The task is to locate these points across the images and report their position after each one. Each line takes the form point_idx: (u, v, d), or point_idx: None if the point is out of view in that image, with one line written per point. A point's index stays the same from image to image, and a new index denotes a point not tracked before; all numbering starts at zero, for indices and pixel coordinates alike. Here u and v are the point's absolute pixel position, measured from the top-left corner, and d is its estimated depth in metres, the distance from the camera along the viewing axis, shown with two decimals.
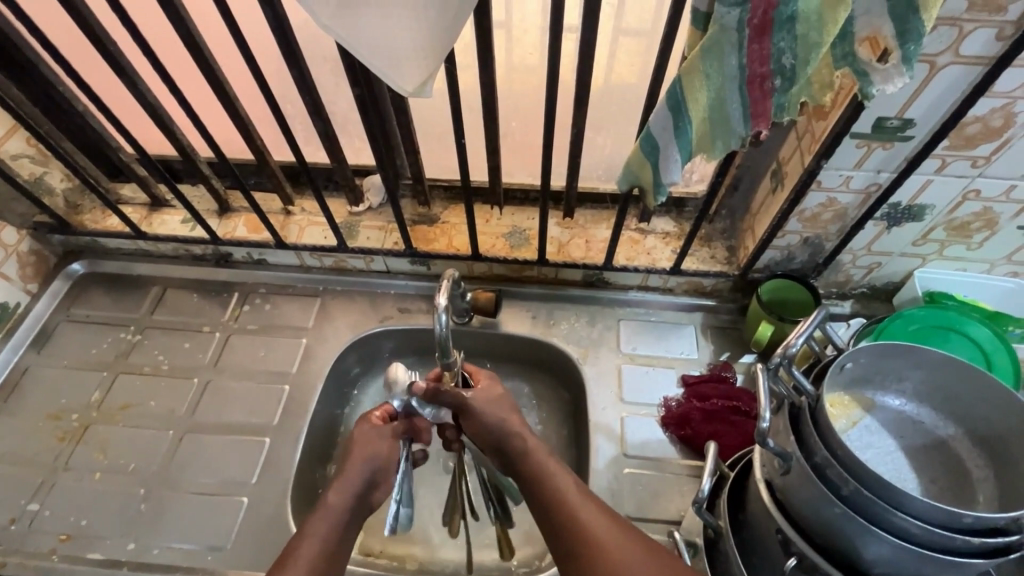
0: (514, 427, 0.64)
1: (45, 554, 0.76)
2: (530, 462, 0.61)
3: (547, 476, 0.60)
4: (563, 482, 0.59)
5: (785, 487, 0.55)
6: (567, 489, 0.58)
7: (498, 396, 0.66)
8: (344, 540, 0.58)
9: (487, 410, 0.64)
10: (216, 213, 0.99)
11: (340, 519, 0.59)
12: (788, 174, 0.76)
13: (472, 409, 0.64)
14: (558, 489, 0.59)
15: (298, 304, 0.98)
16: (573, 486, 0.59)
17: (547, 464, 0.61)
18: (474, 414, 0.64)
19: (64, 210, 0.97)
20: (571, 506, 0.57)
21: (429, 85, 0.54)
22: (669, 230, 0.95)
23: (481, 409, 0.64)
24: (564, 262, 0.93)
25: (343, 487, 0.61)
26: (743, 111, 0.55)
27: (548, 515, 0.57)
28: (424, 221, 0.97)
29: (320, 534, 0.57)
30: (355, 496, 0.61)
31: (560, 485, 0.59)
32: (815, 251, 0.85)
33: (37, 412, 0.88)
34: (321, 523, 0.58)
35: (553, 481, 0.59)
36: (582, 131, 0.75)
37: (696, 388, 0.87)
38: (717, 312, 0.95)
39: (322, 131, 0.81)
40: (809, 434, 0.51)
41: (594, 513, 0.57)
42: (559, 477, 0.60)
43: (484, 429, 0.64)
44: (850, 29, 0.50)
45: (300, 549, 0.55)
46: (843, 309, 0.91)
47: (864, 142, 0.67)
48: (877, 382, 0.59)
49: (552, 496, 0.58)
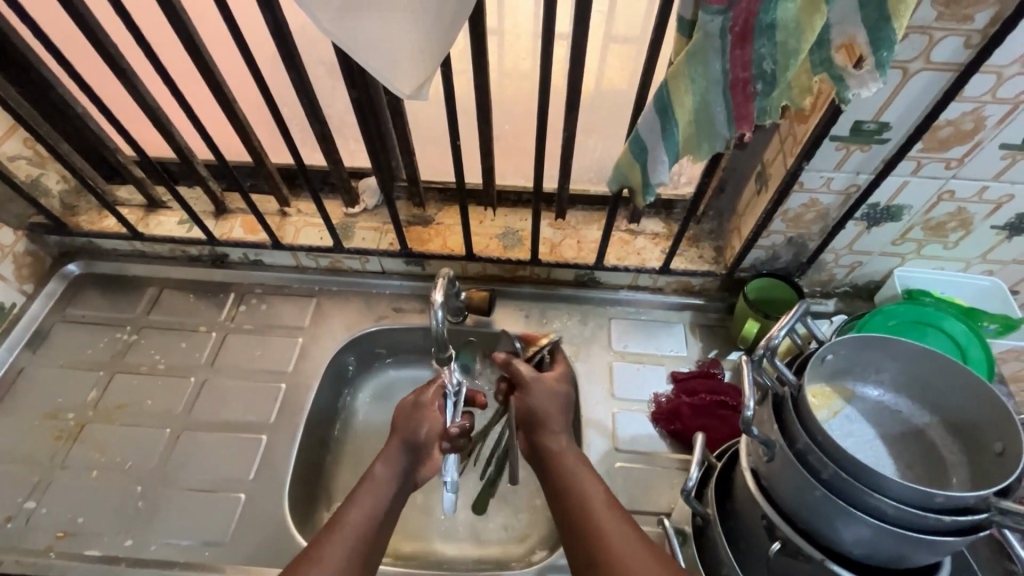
0: (553, 418, 0.70)
1: (42, 551, 0.76)
2: (560, 462, 0.66)
3: (576, 479, 0.63)
4: (588, 485, 0.63)
5: (770, 475, 0.57)
6: (590, 493, 0.62)
7: (556, 383, 0.73)
8: (390, 513, 0.62)
9: (540, 393, 0.71)
10: (213, 214, 1.00)
11: (388, 489, 0.63)
12: (772, 175, 0.79)
13: (528, 387, 0.71)
14: (581, 489, 0.62)
15: (293, 304, 0.99)
16: (594, 487, 0.63)
17: (575, 470, 0.65)
18: (523, 390, 0.71)
19: (60, 212, 0.98)
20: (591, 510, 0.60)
21: (426, 89, 0.56)
22: (658, 231, 0.97)
23: (535, 389, 0.71)
24: (557, 262, 0.95)
25: (390, 460, 0.65)
26: (727, 114, 0.58)
27: (567, 513, 0.61)
28: (419, 222, 0.99)
29: (369, 504, 0.61)
30: (401, 471, 0.65)
31: (582, 487, 0.62)
32: (799, 250, 0.87)
33: (32, 411, 0.89)
34: (370, 491, 0.63)
35: (577, 481, 0.63)
36: (573, 133, 0.78)
37: (686, 384, 0.89)
38: (706, 311, 0.97)
39: (320, 132, 0.83)
40: (792, 422, 0.54)
41: (611, 516, 0.59)
42: (584, 481, 0.63)
43: (528, 407, 0.70)
44: (827, 36, 0.53)
45: (348, 516, 0.59)
46: (826, 307, 0.94)
47: (843, 144, 0.70)
48: (856, 373, 0.61)
49: (573, 497, 0.62)
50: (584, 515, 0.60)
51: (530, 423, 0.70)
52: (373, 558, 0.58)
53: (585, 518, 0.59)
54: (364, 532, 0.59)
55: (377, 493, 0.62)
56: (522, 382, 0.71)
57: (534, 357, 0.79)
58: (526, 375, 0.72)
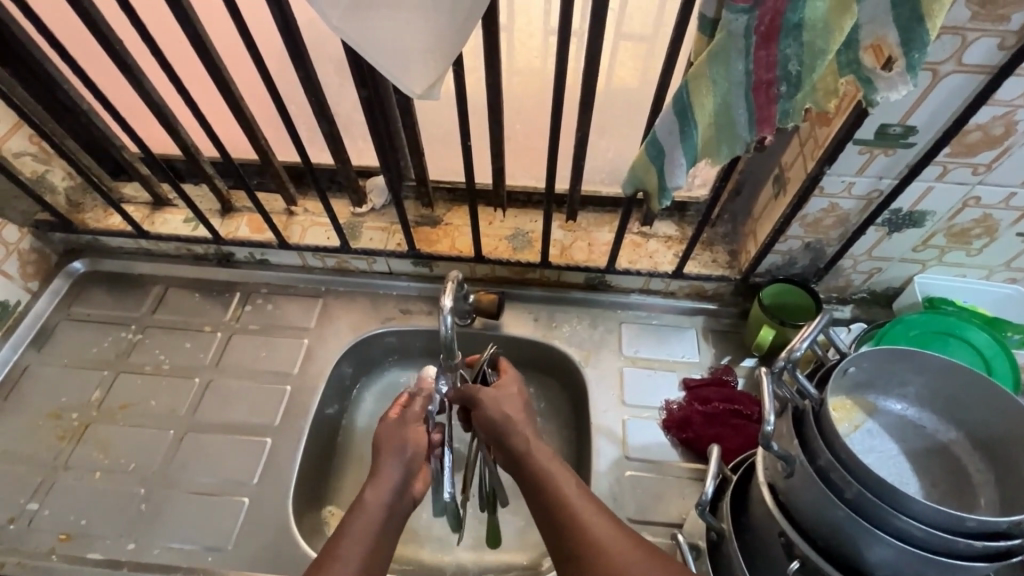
0: (516, 425, 0.64)
1: (44, 553, 0.76)
2: (532, 463, 0.61)
3: (551, 480, 0.59)
4: (566, 486, 0.59)
5: (788, 490, 0.55)
6: (571, 496, 0.58)
7: (510, 394, 0.68)
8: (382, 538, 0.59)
9: (495, 403, 0.66)
10: (219, 213, 0.99)
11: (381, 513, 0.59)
12: (791, 179, 0.77)
13: (482, 404, 0.66)
14: (558, 490, 0.58)
15: (299, 304, 0.98)
16: (574, 488, 0.59)
17: (560, 467, 0.61)
18: (480, 407, 0.66)
19: (66, 209, 0.97)
20: (574, 515, 0.56)
21: (437, 88, 0.54)
22: (671, 234, 0.95)
23: (489, 402, 0.66)
24: (567, 265, 0.93)
25: (379, 485, 0.61)
26: (749, 117, 0.56)
27: (547, 516, 0.57)
28: (427, 223, 0.97)
29: (358, 533, 0.57)
30: (389, 491, 0.61)
31: (558, 486, 0.58)
32: (816, 256, 0.85)
33: (37, 410, 0.88)
34: (360, 519, 0.58)
35: (553, 480, 0.59)
36: (586, 134, 0.76)
37: (698, 392, 0.87)
38: (719, 316, 0.95)
39: (327, 131, 0.82)
40: (813, 437, 0.52)
41: (601, 523, 0.56)
42: (563, 483, 0.59)
43: (488, 421, 0.65)
44: (856, 37, 0.51)
45: (341, 548, 0.56)
46: (844, 314, 0.92)
47: (867, 148, 0.68)
48: (879, 387, 0.59)
49: (550, 498, 0.58)
50: (568, 520, 0.56)
51: (495, 438, 0.64)
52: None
53: (569, 523, 0.56)
54: (363, 563, 0.56)
55: (369, 519, 0.59)
56: (475, 398, 0.66)
57: (478, 375, 0.71)
58: (477, 390, 0.67)
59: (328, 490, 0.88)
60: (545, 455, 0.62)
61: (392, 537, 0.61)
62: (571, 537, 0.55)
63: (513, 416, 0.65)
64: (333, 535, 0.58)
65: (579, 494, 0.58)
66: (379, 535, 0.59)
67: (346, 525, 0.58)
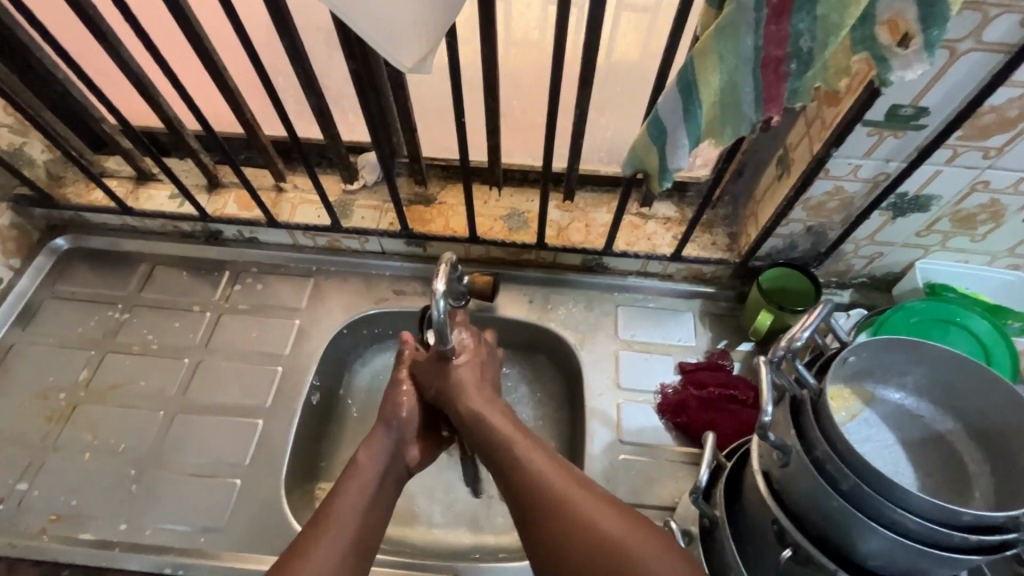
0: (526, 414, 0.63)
1: (34, 534, 0.74)
2: (503, 443, 0.62)
3: (518, 459, 0.60)
4: (553, 479, 0.57)
5: (783, 479, 0.55)
6: (559, 489, 0.56)
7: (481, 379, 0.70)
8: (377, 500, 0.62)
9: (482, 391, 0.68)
10: (205, 189, 0.97)
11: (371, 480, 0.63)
12: (795, 161, 0.75)
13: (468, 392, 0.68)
14: (527, 469, 0.59)
15: (290, 284, 0.96)
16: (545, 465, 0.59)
17: (518, 447, 0.61)
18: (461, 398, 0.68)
19: (46, 182, 0.95)
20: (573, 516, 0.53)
21: (429, 62, 0.51)
22: (671, 216, 0.93)
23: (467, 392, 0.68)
24: (564, 246, 0.92)
25: (370, 450, 0.67)
26: (755, 95, 0.54)
27: (524, 507, 0.56)
28: (420, 201, 0.95)
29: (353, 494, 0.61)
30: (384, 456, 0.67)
31: (532, 470, 0.58)
32: (818, 240, 0.84)
33: (24, 390, 0.86)
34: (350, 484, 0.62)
35: (522, 461, 0.59)
36: (586, 111, 0.73)
37: (693, 376, 0.86)
38: (717, 299, 0.94)
39: (316, 106, 0.79)
40: (810, 427, 0.51)
41: (611, 517, 0.53)
42: (543, 471, 0.58)
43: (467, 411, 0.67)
44: (872, 11, 0.49)
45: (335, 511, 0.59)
46: (842, 298, 0.91)
47: (876, 130, 0.65)
48: (877, 376, 0.59)
49: (525, 488, 0.57)
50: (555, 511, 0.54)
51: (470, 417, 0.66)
52: (366, 556, 0.58)
53: (555, 515, 0.54)
54: (358, 519, 0.59)
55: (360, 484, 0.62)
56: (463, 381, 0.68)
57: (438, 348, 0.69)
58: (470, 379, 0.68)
59: (322, 469, 0.87)
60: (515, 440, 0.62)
61: (387, 501, 0.64)
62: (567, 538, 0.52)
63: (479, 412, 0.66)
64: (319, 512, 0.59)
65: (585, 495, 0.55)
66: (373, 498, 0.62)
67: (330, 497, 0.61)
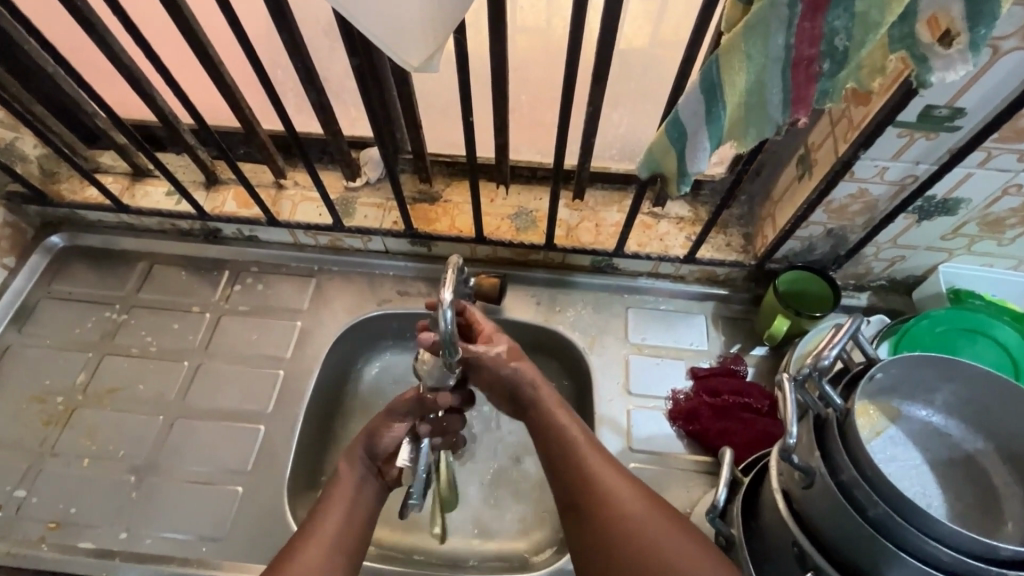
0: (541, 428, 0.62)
1: (33, 542, 0.73)
2: (561, 441, 0.61)
3: (575, 456, 0.60)
4: (604, 476, 0.58)
5: (804, 499, 0.53)
6: (607, 481, 0.58)
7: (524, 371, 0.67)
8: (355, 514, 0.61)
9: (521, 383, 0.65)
10: (203, 185, 0.94)
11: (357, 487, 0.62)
12: (818, 162, 0.71)
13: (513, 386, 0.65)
14: (581, 466, 0.59)
15: (291, 284, 0.93)
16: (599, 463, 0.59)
17: (575, 445, 0.61)
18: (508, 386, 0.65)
19: (40, 179, 0.93)
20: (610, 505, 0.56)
21: (437, 59, 0.48)
22: (684, 215, 0.90)
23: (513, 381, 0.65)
24: (573, 247, 0.89)
25: (352, 458, 0.65)
26: (784, 96, 0.51)
27: (570, 492, 0.58)
28: (425, 199, 0.92)
29: (337, 508, 0.60)
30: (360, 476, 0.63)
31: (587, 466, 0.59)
32: (838, 242, 0.81)
33: (19, 393, 0.84)
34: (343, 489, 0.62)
35: (576, 458, 0.59)
36: (599, 108, 0.69)
37: (706, 382, 0.84)
38: (730, 302, 0.91)
39: (316, 101, 0.76)
40: (836, 450, 0.49)
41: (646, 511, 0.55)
42: (597, 467, 0.59)
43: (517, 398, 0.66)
44: (914, 8, 0.45)
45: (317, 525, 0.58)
46: (859, 301, 0.88)
47: (907, 131, 0.62)
48: (904, 392, 0.56)
49: (572, 476, 0.59)
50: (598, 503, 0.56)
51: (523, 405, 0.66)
52: (357, 556, 0.58)
53: (600, 510, 0.56)
54: (344, 524, 0.59)
55: (348, 488, 0.62)
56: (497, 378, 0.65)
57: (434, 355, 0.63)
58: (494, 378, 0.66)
59: (325, 476, 0.85)
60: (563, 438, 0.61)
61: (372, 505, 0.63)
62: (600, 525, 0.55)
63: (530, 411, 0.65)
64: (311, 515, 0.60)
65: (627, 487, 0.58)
66: (352, 508, 0.61)
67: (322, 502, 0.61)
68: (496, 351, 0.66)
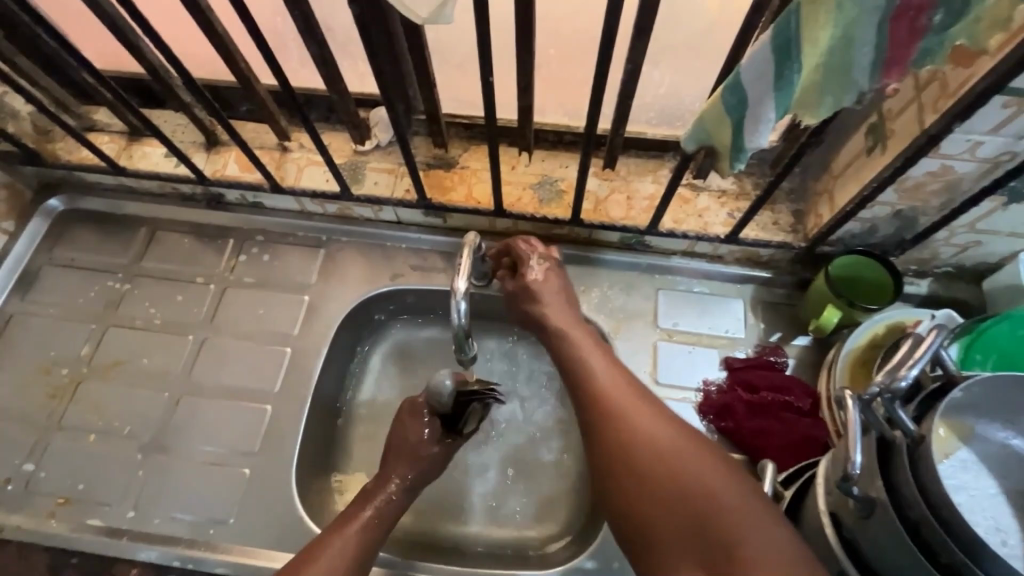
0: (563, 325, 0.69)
1: (43, 517, 0.72)
2: (559, 336, 0.68)
3: (570, 345, 0.66)
4: (594, 361, 0.63)
5: (857, 527, 0.48)
6: (596, 372, 0.62)
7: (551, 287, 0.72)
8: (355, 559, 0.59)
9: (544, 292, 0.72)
10: (203, 147, 0.87)
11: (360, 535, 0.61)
12: (894, 133, 0.61)
13: (539, 290, 0.72)
14: (574, 350, 0.66)
15: (299, 255, 0.88)
16: (590, 346, 0.66)
17: (571, 337, 0.67)
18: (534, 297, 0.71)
19: (34, 138, 0.87)
20: (640, 443, 0.54)
21: (448, 9, 0.43)
22: (726, 188, 0.81)
23: (541, 287, 0.72)
24: (601, 223, 0.81)
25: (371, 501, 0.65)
26: (875, 57, 0.42)
27: (574, 377, 0.63)
28: (440, 165, 0.84)
29: (340, 544, 0.60)
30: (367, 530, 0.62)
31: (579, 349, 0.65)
32: (904, 225, 0.71)
33: (24, 364, 0.82)
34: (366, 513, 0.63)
35: (571, 344, 0.66)
36: (639, 66, 0.60)
37: (742, 375, 0.77)
38: (773, 285, 0.83)
39: (317, 56, 0.68)
40: (904, 482, 0.44)
41: (649, 415, 0.56)
42: (590, 352, 0.65)
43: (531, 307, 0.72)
44: None
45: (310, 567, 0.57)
46: (918, 289, 0.79)
47: (1016, 100, 0.52)
48: (984, 411, 0.49)
49: (573, 360, 0.65)
50: (594, 399, 0.59)
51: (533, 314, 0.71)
52: None
53: (592, 400, 0.60)
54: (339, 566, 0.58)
55: (374, 521, 0.63)
56: (529, 288, 0.72)
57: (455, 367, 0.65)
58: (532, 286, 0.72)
59: (335, 454, 0.82)
60: (562, 335, 0.68)
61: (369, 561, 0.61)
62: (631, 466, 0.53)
63: (556, 328, 0.69)
64: (309, 550, 0.59)
65: (663, 424, 0.55)
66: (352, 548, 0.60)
67: (342, 522, 0.62)
68: (538, 283, 0.72)
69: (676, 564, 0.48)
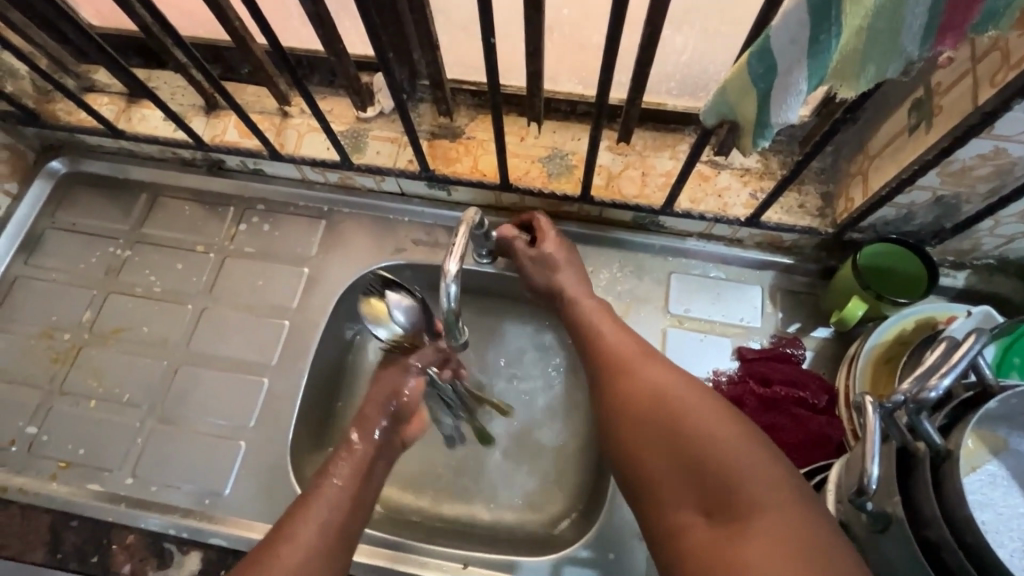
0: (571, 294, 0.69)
1: (46, 479, 0.73)
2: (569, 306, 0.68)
3: (580, 312, 0.67)
4: (603, 325, 0.64)
5: (868, 541, 0.45)
6: (606, 334, 0.63)
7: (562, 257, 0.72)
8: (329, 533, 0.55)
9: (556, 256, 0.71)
10: (203, 111, 0.85)
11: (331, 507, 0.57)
12: (942, 109, 0.55)
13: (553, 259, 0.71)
14: (583, 316, 0.67)
15: (299, 226, 0.85)
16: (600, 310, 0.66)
17: (581, 305, 0.68)
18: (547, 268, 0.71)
19: (34, 97, 0.85)
20: (644, 392, 0.54)
21: None
22: (750, 167, 0.75)
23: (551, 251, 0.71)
24: (612, 201, 0.76)
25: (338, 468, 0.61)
26: (929, 21, 0.36)
27: (584, 340, 0.64)
28: (445, 135, 0.80)
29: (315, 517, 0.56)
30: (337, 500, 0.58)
31: (589, 312, 0.67)
32: (945, 212, 0.65)
33: (28, 327, 0.82)
34: (344, 466, 0.61)
35: (579, 309, 0.67)
36: (658, 30, 0.54)
37: (754, 367, 0.73)
38: (794, 272, 0.78)
39: (312, 13, 0.63)
40: (924, 499, 0.41)
41: (651, 364, 0.57)
42: (600, 318, 0.65)
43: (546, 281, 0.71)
44: None
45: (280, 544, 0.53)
46: (954, 282, 0.73)
47: None
48: (1019, 423, 0.44)
49: (582, 325, 0.66)
50: (602, 356, 0.61)
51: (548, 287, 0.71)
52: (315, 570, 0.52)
53: (597, 354, 0.62)
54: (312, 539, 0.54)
55: (352, 476, 0.60)
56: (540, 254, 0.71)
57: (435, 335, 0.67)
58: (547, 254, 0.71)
59: (333, 429, 0.81)
60: (572, 306, 0.68)
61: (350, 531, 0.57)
62: (635, 416, 0.53)
63: (568, 297, 0.69)
64: (280, 526, 0.55)
65: (673, 377, 0.55)
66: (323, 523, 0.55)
67: (326, 474, 0.60)
68: (549, 253, 0.71)
69: (675, 508, 0.48)
